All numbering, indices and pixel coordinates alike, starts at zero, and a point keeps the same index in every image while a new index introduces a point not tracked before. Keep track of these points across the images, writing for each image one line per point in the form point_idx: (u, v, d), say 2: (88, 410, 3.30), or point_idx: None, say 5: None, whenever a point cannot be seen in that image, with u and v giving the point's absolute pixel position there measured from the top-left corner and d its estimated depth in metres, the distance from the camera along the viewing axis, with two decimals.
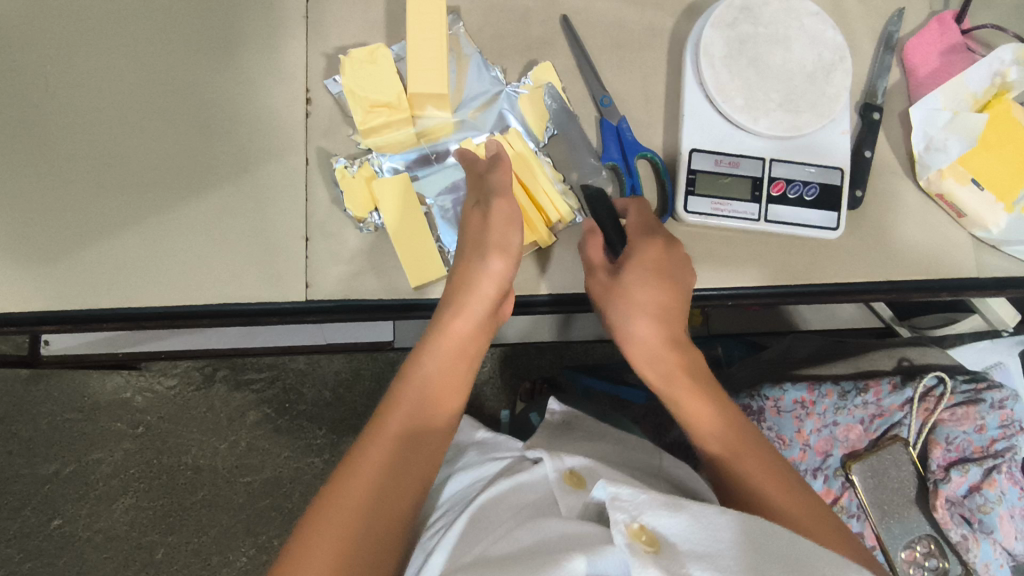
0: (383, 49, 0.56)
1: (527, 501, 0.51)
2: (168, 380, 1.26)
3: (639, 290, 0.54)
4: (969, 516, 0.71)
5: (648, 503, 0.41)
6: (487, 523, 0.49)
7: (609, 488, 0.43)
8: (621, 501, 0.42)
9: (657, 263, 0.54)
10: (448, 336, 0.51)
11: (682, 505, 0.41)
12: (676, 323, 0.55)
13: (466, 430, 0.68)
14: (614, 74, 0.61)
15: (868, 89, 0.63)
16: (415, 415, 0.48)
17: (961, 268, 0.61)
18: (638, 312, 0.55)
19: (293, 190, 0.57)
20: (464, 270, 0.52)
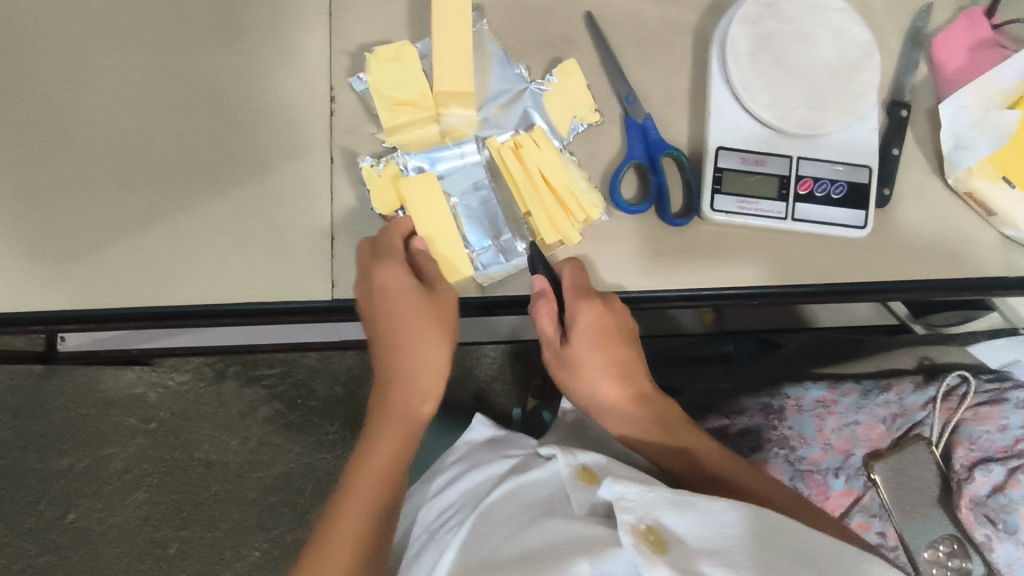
0: (408, 46, 0.56)
1: (537, 498, 0.49)
2: (182, 376, 1.26)
3: (592, 358, 0.54)
4: (993, 516, 0.70)
5: (656, 501, 0.41)
6: (494, 525, 0.48)
7: (615, 488, 0.43)
8: (628, 501, 0.41)
9: (601, 322, 0.53)
10: (405, 409, 0.53)
11: (691, 501, 0.40)
12: (633, 374, 0.55)
13: (479, 427, 0.64)
14: (638, 71, 0.60)
15: (895, 86, 0.62)
16: (383, 486, 0.50)
17: (988, 267, 0.61)
18: (596, 381, 0.54)
19: (316, 188, 0.56)
20: (415, 345, 0.53)
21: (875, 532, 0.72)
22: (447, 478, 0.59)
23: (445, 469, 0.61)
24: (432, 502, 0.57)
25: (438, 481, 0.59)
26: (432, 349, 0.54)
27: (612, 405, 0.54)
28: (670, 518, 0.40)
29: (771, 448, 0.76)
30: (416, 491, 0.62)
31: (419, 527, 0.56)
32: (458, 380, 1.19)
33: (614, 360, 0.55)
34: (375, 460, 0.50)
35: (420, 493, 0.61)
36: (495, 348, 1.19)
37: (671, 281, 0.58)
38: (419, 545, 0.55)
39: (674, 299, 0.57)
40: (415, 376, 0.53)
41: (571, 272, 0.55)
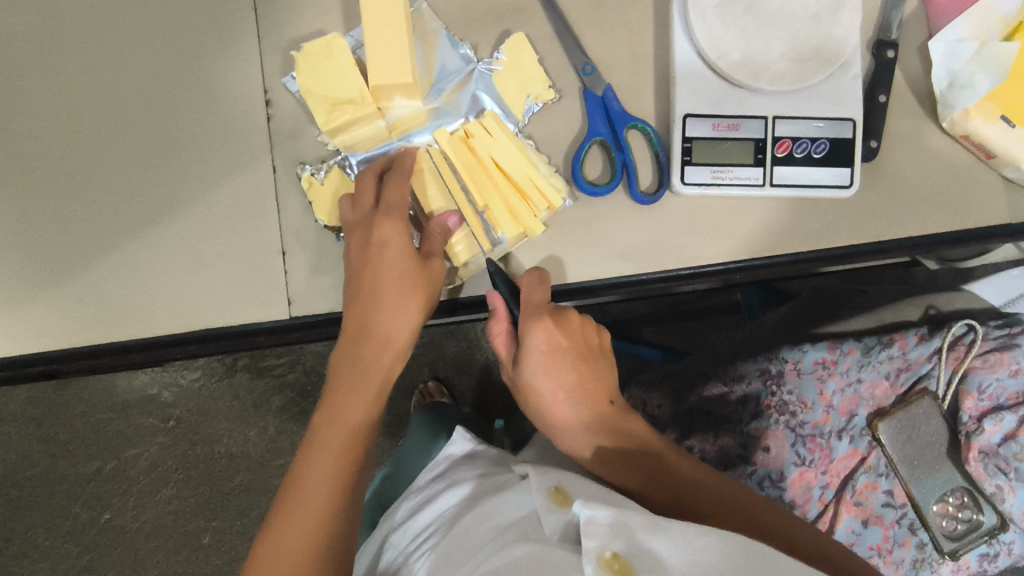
0: (339, 39, 0.52)
1: (509, 522, 0.48)
2: (190, 374, 1.27)
3: (543, 382, 0.52)
4: (1004, 465, 0.69)
5: (627, 524, 0.41)
6: (464, 554, 0.48)
7: (585, 509, 0.41)
8: (595, 525, 0.40)
9: (551, 343, 0.52)
10: (378, 369, 0.51)
11: (664, 526, 0.41)
12: (589, 390, 0.53)
13: (460, 442, 0.66)
14: (594, 37, 0.55)
15: (881, 23, 0.57)
16: (355, 442, 0.48)
17: (993, 214, 0.56)
18: (548, 403, 0.53)
19: (264, 201, 0.54)
20: (389, 304, 0.51)
21: (883, 491, 0.71)
22: (425, 498, 0.59)
23: (425, 487, 0.61)
24: (410, 523, 0.57)
25: (416, 500, 0.60)
26: (406, 311, 0.51)
27: (565, 427, 0.52)
28: (644, 540, 0.40)
29: (771, 415, 0.73)
30: (395, 509, 0.61)
31: (397, 548, 0.56)
32: (462, 355, 1.18)
33: (567, 380, 0.52)
34: (348, 415, 0.49)
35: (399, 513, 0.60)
36: None
37: (644, 263, 0.54)
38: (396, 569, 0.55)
39: (652, 280, 0.54)
40: (388, 337, 0.51)
41: (528, 287, 0.52)
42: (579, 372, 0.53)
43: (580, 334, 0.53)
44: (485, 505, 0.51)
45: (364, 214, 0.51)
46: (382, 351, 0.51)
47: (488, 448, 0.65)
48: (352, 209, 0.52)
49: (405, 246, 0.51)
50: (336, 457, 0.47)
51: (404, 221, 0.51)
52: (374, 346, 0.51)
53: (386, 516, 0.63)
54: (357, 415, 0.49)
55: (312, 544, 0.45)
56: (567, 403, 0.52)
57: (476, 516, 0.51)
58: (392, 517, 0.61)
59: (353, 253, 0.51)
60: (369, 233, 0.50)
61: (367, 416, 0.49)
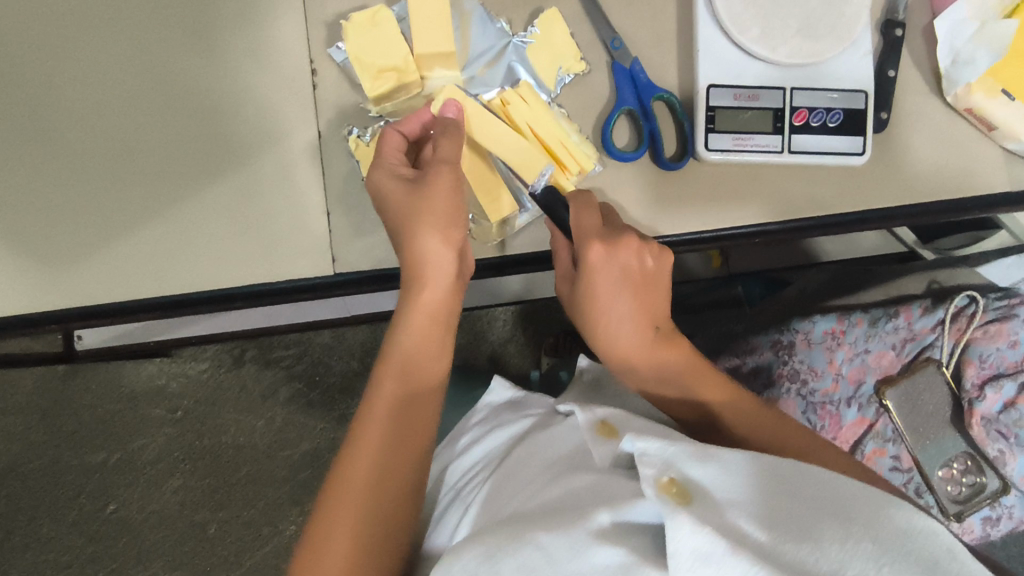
0: (385, 11, 0.55)
1: (558, 455, 0.56)
2: (199, 365, 1.28)
3: (605, 297, 0.55)
4: (1005, 431, 0.72)
5: (677, 455, 0.44)
6: (517, 479, 0.56)
7: (638, 444, 0.45)
8: (649, 456, 0.44)
9: (619, 266, 0.54)
10: (420, 303, 0.52)
11: (713, 454, 0.43)
12: (648, 312, 0.56)
13: (499, 390, 0.74)
14: (622, 13, 0.59)
15: (888, 5, 0.60)
16: (404, 377, 0.52)
17: (993, 183, 0.60)
18: (613, 323, 0.56)
19: (308, 165, 0.56)
20: (422, 251, 0.51)
21: (890, 456, 0.74)
22: (473, 438, 0.67)
23: (472, 430, 0.69)
24: (461, 461, 0.65)
25: (466, 440, 0.68)
26: (441, 246, 0.52)
27: (628, 346, 0.56)
28: (694, 469, 0.43)
29: (784, 384, 0.77)
30: (447, 449, 0.70)
31: (448, 483, 0.64)
32: (470, 345, 1.21)
33: (630, 296, 0.55)
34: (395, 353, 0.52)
35: (450, 452, 0.68)
36: (504, 310, 1.21)
37: (670, 225, 0.57)
38: (447, 499, 0.63)
39: (676, 242, 0.58)
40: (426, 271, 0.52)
41: (578, 210, 0.53)
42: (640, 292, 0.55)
43: (639, 259, 0.54)
44: (533, 439, 0.59)
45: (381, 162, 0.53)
46: (423, 293, 0.52)
47: (526, 394, 0.72)
48: (383, 171, 0.52)
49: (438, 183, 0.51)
50: (389, 394, 0.51)
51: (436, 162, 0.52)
52: (415, 290, 0.52)
53: (434, 457, 0.71)
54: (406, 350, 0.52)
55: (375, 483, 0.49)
56: (622, 315, 0.55)
57: (528, 447, 0.59)
58: (443, 457, 0.69)
59: (383, 205, 0.52)
60: (402, 187, 0.51)
61: (415, 353, 0.53)
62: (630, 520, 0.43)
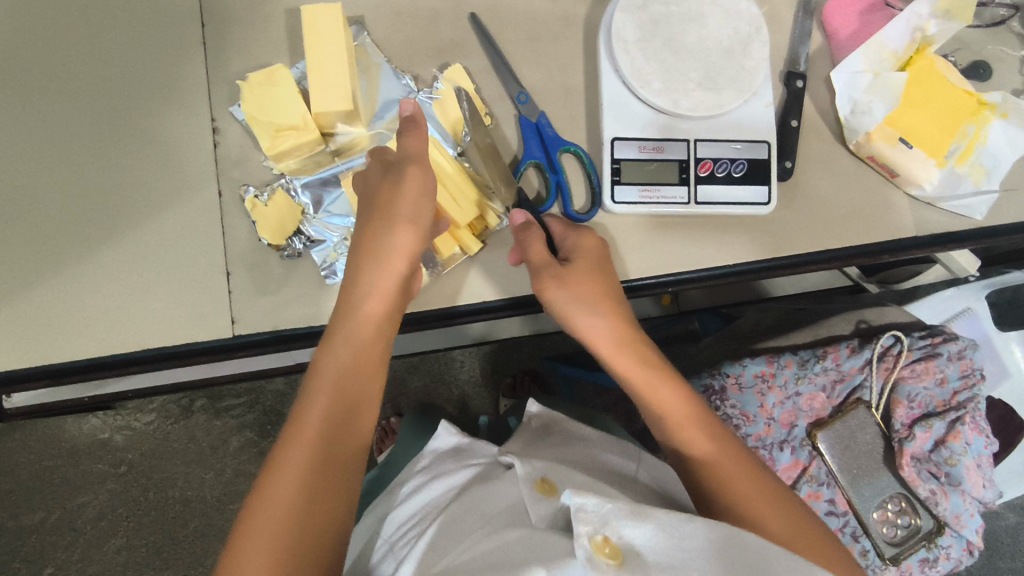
0: (283, 69, 0.54)
1: (496, 509, 0.53)
2: (145, 416, 1.23)
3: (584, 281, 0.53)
4: (937, 470, 0.73)
5: (615, 512, 0.40)
6: (452, 537, 0.53)
7: (575, 498, 0.40)
8: (587, 513, 0.40)
9: (600, 259, 0.54)
10: (367, 299, 0.49)
11: (649, 513, 0.40)
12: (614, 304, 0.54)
13: (444, 435, 0.67)
14: (528, 69, 0.59)
15: (789, 57, 0.62)
16: (344, 379, 0.47)
17: (901, 228, 0.61)
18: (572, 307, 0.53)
19: (209, 225, 0.55)
20: (384, 245, 0.49)
21: (825, 500, 0.73)
22: (411, 489, 0.63)
23: (412, 477, 0.65)
24: (395, 512, 0.62)
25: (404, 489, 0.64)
26: (400, 240, 0.49)
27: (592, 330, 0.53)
28: (629, 529, 0.40)
29: None
30: (387, 497, 0.65)
31: (382, 536, 0.61)
32: (427, 389, 1.18)
33: (597, 285, 0.53)
34: (340, 352, 0.47)
35: (385, 505, 0.64)
36: (461, 351, 1.18)
37: None
38: (381, 553, 0.59)
39: None
40: (377, 269, 0.49)
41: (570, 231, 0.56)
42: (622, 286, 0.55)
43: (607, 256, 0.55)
44: (474, 493, 0.56)
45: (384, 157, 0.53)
46: (370, 301, 0.49)
47: (473, 440, 0.67)
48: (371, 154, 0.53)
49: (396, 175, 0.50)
50: (326, 403, 0.45)
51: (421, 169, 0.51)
52: (360, 296, 0.49)
53: (374, 505, 0.66)
54: (353, 351, 0.47)
55: (301, 494, 0.42)
56: (570, 307, 0.53)
57: (466, 504, 0.55)
58: (374, 511, 0.65)
59: (368, 195, 0.51)
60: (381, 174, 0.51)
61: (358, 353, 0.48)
62: None
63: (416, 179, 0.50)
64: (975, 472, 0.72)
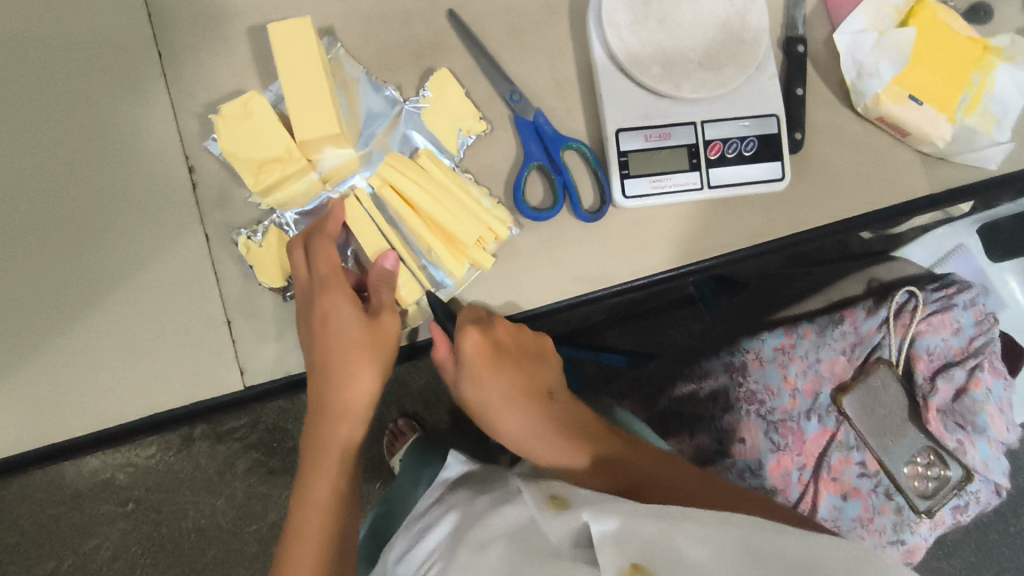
0: (256, 96, 0.50)
1: (512, 534, 0.47)
2: (145, 451, 1.18)
3: (489, 388, 0.51)
4: (963, 421, 0.73)
5: (640, 531, 0.40)
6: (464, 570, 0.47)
7: (596, 524, 0.41)
8: (607, 537, 0.39)
9: (485, 347, 0.50)
10: (336, 432, 0.49)
11: (677, 524, 0.40)
12: (539, 392, 0.52)
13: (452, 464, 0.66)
14: (516, 65, 0.56)
15: (787, 21, 0.59)
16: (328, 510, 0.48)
17: (915, 187, 0.59)
18: (494, 410, 0.51)
19: (200, 273, 0.51)
20: (350, 379, 0.49)
21: (856, 463, 0.72)
22: (427, 525, 0.53)
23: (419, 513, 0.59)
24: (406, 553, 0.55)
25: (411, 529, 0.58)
26: (359, 375, 0.49)
27: (518, 435, 0.51)
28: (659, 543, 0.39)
29: (742, 406, 0.75)
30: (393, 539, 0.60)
31: None
32: (430, 387, 1.13)
33: (490, 395, 0.51)
34: (318, 490, 0.48)
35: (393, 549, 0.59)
36: None
37: (597, 283, 0.54)
38: None
39: (610, 294, 0.54)
40: (347, 405, 0.49)
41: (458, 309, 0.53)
42: (520, 373, 0.52)
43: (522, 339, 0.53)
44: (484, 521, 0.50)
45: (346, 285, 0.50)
46: (342, 424, 0.50)
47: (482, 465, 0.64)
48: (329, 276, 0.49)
49: (335, 302, 0.49)
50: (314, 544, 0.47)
51: (346, 291, 0.49)
52: (333, 422, 0.49)
53: None
54: (328, 484, 0.49)
55: None
56: (494, 422, 0.52)
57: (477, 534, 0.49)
58: None
59: (315, 328, 0.49)
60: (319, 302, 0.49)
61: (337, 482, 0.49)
62: None
63: (339, 308, 0.49)
64: (999, 417, 0.73)
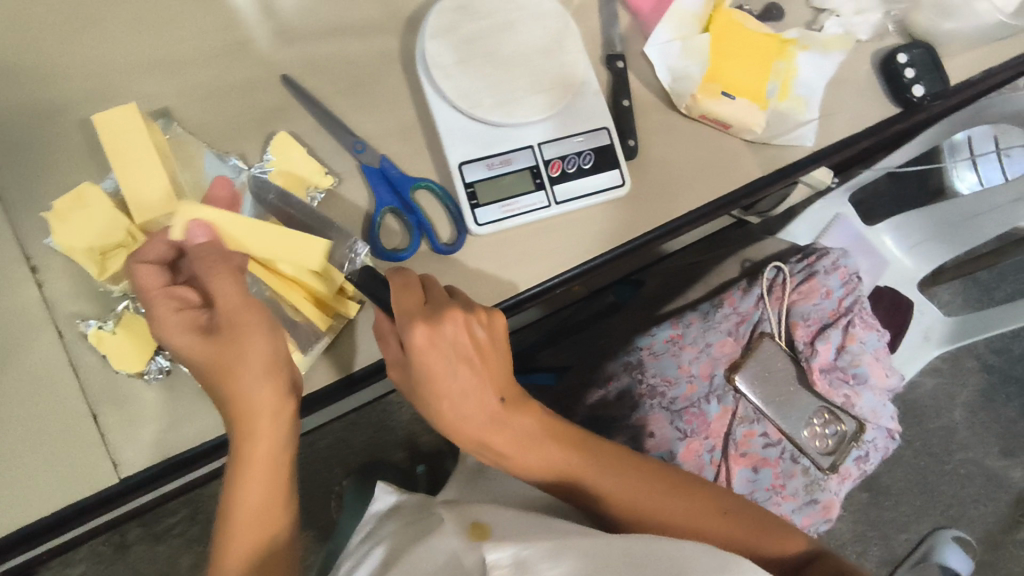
0: (89, 185, 0.49)
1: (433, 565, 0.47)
2: (72, 570, 1.08)
3: (443, 381, 0.47)
4: (845, 375, 0.79)
5: (531, 557, 0.41)
6: None
7: (491, 554, 0.42)
8: (498, 566, 0.41)
9: (446, 344, 0.46)
10: (238, 453, 0.45)
11: (566, 552, 0.41)
12: (493, 381, 0.49)
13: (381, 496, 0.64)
14: (357, 117, 0.58)
15: (604, 42, 0.64)
16: (248, 537, 0.45)
17: (748, 173, 0.64)
18: (449, 399, 0.48)
19: (57, 372, 0.50)
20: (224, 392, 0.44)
21: (760, 434, 0.76)
22: (352, 566, 0.54)
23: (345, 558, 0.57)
24: None
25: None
26: (235, 380, 0.44)
27: (470, 417, 0.49)
28: (545, 571, 0.40)
29: (646, 401, 0.77)
30: None
31: None
32: (375, 442, 1.11)
33: (447, 385, 0.47)
34: (236, 518, 0.44)
35: None
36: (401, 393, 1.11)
37: None
38: None
39: None
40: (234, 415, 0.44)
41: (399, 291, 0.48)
42: (483, 363, 0.48)
43: (476, 325, 0.48)
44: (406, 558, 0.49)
45: (177, 301, 0.46)
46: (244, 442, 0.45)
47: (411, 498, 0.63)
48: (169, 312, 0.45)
49: (171, 312, 0.45)
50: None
51: (167, 299, 0.46)
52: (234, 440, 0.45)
53: None
54: (244, 512, 0.45)
55: None
56: (445, 401, 0.48)
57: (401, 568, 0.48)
58: None
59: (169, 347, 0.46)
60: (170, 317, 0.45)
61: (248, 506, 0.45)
62: None
63: (172, 317, 0.45)
64: (876, 365, 0.79)
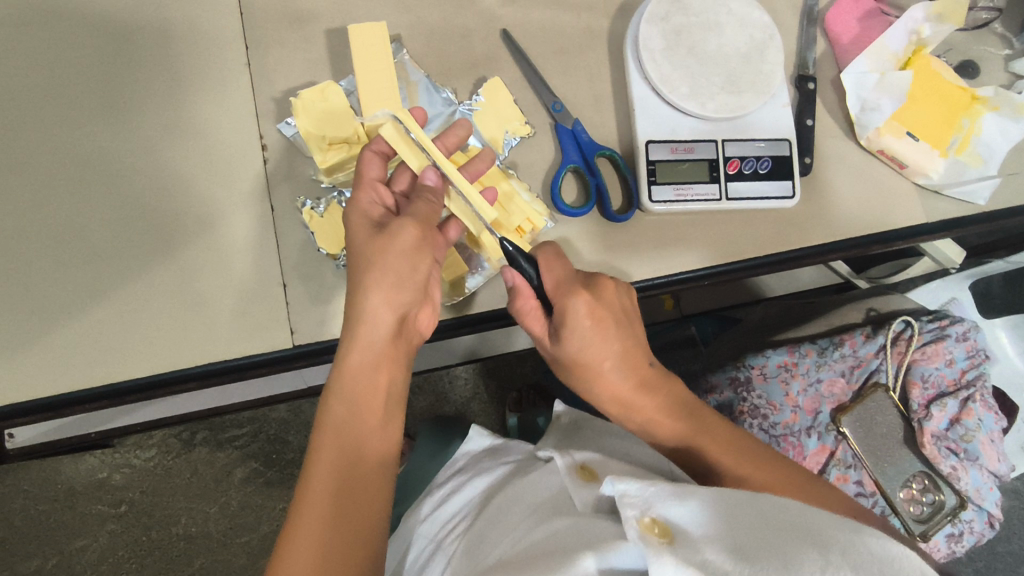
0: (333, 86, 0.57)
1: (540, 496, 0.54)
2: (145, 452, 1.11)
3: (592, 350, 0.52)
4: (955, 446, 0.75)
5: (656, 496, 0.40)
6: (497, 527, 0.53)
7: (617, 486, 0.42)
8: (630, 497, 0.41)
9: (595, 313, 0.51)
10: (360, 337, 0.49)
11: (691, 493, 0.40)
12: (633, 358, 0.54)
13: (476, 438, 0.72)
14: (560, 80, 0.62)
15: (799, 62, 0.66)
16: (351, 412, 0.47)
17: (912, 217, 0.65)
18: (596, 371, 0.53)
19: (262, 238, 0.56)
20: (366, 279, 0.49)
21: (853, 482, 0.76)
22: (451, 489, 0.65)
23: (449, 480, 0.67)
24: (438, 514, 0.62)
25: (444, 491, 0.66)
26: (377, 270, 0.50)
27: (614, 390, 0.53)
28: (671, 509, 0.39)
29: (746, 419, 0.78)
30: (421, 505, 0.66)
31: (425, 535, 0.62)
32: (431, 409, 1.14)
33: (592, 354, 0.52)
34: (342, 393, 0.47)
35: (426, 506, 0.65)
36: (463, 367, 1.15)
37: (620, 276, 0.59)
38: (428, 550, 0.60)
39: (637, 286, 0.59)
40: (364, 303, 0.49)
41: (545, 261, 0.53)
42: (623, 336, 0.53)
43: (619, 301, 0.53)
44: (514, 488, 0.57)
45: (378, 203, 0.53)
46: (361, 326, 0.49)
47: (506, 440, 0.71)
48: (362, 221, 0.51)
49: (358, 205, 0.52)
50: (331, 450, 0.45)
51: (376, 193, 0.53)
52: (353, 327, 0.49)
53: (406, 518, 0.68)
54: (349, 391, 0.48)
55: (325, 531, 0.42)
56: (590, 371, 0.53)
57: (509, 497, 0.56)
58: (417, 513, 0.66)
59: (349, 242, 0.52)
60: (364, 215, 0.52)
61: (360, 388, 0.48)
62: (614, 564, 0.39)
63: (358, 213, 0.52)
64: (990, 447, 0.75)
